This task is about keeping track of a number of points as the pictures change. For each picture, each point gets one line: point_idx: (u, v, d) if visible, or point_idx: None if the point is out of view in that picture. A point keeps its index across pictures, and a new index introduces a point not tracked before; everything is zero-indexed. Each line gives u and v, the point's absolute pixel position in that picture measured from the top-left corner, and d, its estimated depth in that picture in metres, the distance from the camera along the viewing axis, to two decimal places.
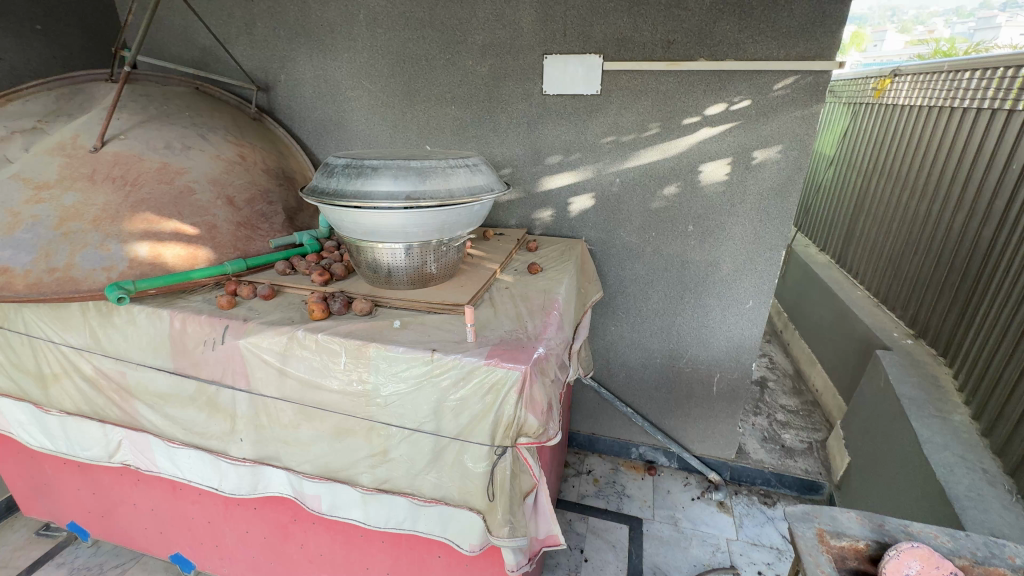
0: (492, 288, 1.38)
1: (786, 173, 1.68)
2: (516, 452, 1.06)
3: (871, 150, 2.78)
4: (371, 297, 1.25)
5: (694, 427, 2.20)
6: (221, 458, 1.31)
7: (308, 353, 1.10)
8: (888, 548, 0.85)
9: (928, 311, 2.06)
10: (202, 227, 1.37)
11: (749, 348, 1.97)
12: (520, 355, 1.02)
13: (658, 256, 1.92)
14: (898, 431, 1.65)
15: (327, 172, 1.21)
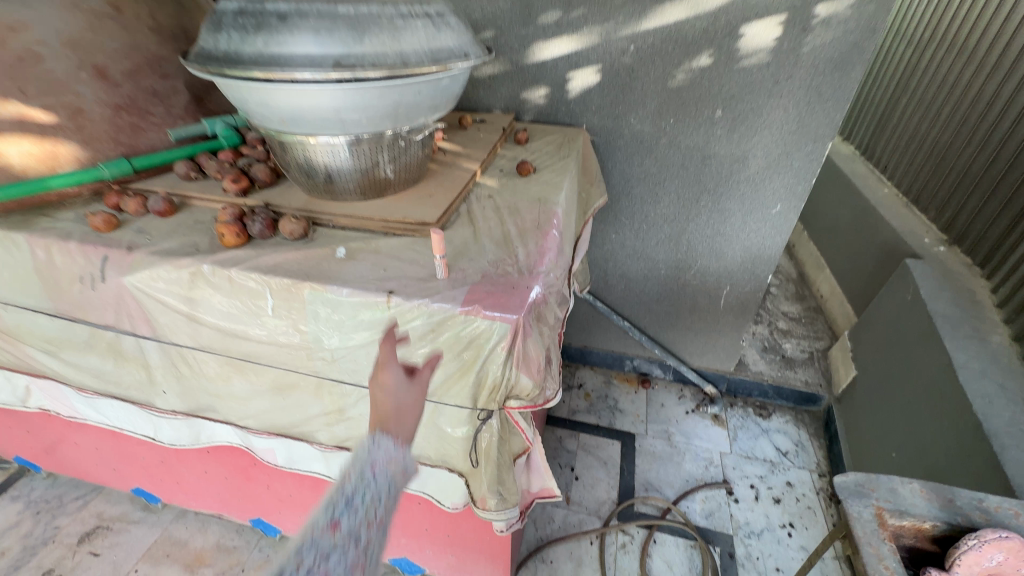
0: (470, 197, 1.06)
1: (854, 38, 1.28)
2: (505, 414, 0.84)
3: (924, 13, 2.28)
4: (307, 214, 0.93)
5: (694, 340, 2.04)
6: (148, 410, 1.09)
7: (223, 294, 0.82)
8: (968, 538, 0.70)
9: (969, 214, 1.80)
10: (62, 111, 0.98)
11: (769, 259, 1.73)
12: (510, 299, 0.75)
13: (674, 150, 1.57)
14: (927, 352, 1.49)
15: (215, 26, 0.81)
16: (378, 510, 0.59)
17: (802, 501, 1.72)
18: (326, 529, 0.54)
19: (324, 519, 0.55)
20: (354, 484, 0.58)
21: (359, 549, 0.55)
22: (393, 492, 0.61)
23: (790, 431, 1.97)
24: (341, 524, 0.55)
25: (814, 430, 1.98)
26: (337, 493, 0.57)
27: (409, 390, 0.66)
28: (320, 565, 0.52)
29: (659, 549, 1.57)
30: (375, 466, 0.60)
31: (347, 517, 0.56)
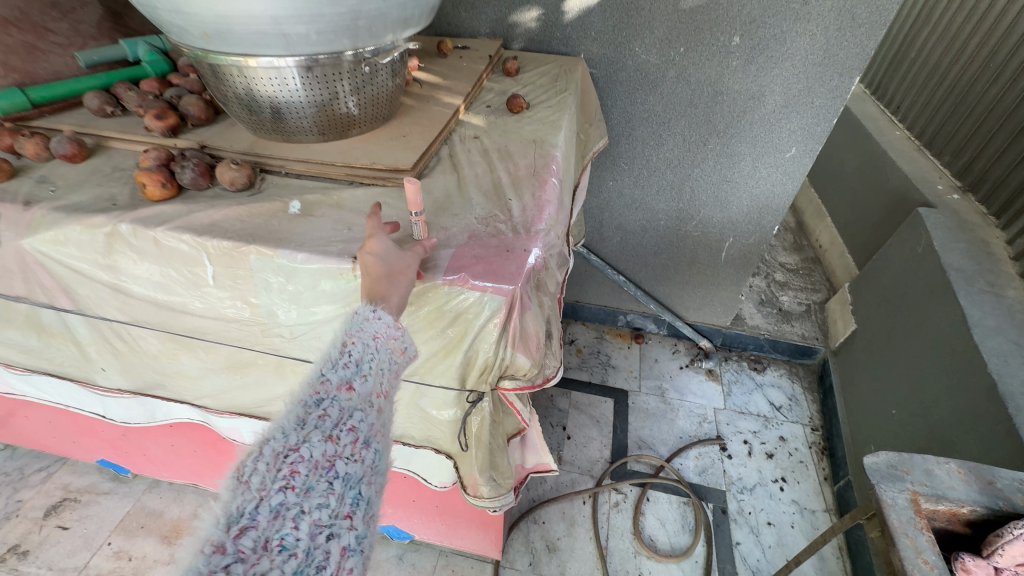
0: (452, 138, 0.89)
1: None
2: (499, 394, 0.73)
3: None
4: (253, 159, 0.77)
5: (691, 295, 1.95)
6: (90, 387, 0.95)
7: (149, 260, 0.67)
8: (1013, 527, 0.64)
9: (988, 159, 1.68)
10: None
11: (777, 208, 1.61)
12: (504, 265, 0.61)
13: (682, 84, 1.39)
14: (937, 308, 1.42)
15: None
16: (387, 381, 0.53)
17: (794, 455, 1.71)
18: (339, 391, 0.48)
19: (334, 381, 0.48)
20: (360, 349, 0.51)
21: (378, 413, 0.50)
22: (400, 363, 0.55)
23: (784, 385, 1.94)
24: (355, 386, 0.49)
25: (808, 384, 1.95)
26: (340, 358, 0.50)
27: (403, 260, 0.58)
28: (342, 424, 0.46)
29: (651, 507, 1.55)
30: (380, 335, 0.52)
31: (360, 381, 0.50)
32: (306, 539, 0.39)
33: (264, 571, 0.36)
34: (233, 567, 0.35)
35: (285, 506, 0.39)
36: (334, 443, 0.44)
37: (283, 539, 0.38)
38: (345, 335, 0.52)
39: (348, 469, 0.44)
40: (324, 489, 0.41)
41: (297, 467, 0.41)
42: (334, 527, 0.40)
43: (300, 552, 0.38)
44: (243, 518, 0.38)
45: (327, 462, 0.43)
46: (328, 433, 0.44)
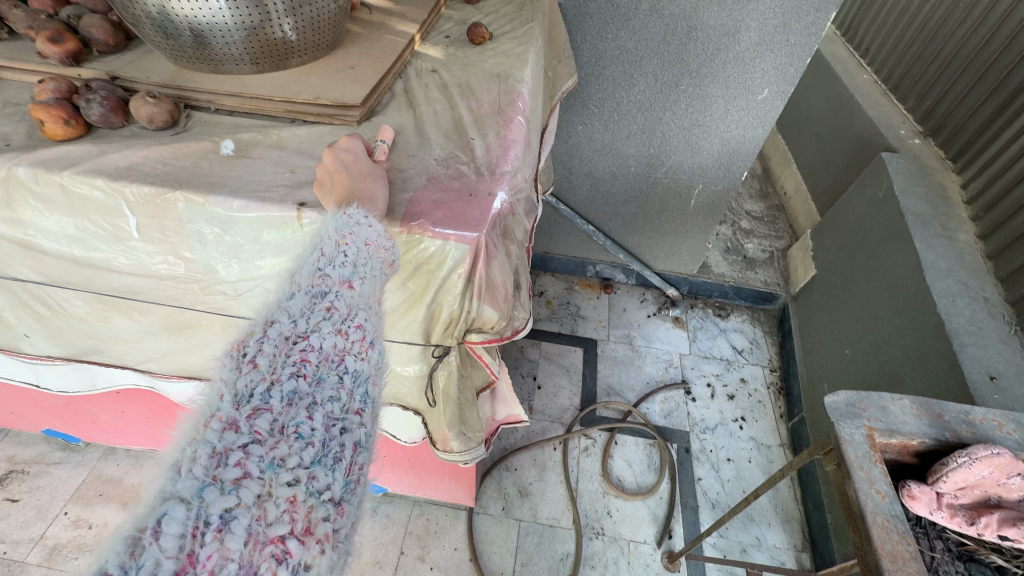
0: (407, 71, 0.81)
1: None
2: (466, 349, 0.70)
3: None
4: (174, 93, 0.67)
5: (660, 243, 1.95)
6: (16, 356, 0.87)
7: (57, 210, 0.58)
8: (958, 455, 0.67)
9: (949, 102, 1.69)
10: None
11: (747, 154, 1.59)
12: (466, 211, 0.56)
13: (655, 17, 1.31)
14: (894, 252, 1.46)
15: None
16: (380, 286, 0.51)
17: (753, 395, 1.79)
18: (339, 288, 0.45)
19: (335, 278, 0.45)
20: (355, 250, 0.48)
21: (376, 316, 0.48)
22: (386, 275, 0.52)
23: (746, 330, 2.00)
24: (355, 286, 0.46)
25: (768, 328, 2.02)
26: (337, 256, 0.47)
27: (377, 165, 0.58)
28: (348, 321, 0.44)
29: (619, 450, 1.61)
30: (371, 242, 0.50)
31: (359, 282, 0.47)
32: (322, 429, 0.37)
33: (283, 454, 0.35)
34: (251, 449, 0.33)
35: (298, 394, 0.38)
36: (343, 339, 0.42)
37: (300, 426, 0.36)
38: (338, 235, 0.48)
39: (356, 367, 0.42)
40: (333, 383, 0.40)
41: (306, 357, 0.40)
42: (346, 421, 0.40)
43: (317, 442, 0.36)
44: (254, 399, 0.36)
45: (336, 357, 0.41)
46: (336, 328, 0.42)
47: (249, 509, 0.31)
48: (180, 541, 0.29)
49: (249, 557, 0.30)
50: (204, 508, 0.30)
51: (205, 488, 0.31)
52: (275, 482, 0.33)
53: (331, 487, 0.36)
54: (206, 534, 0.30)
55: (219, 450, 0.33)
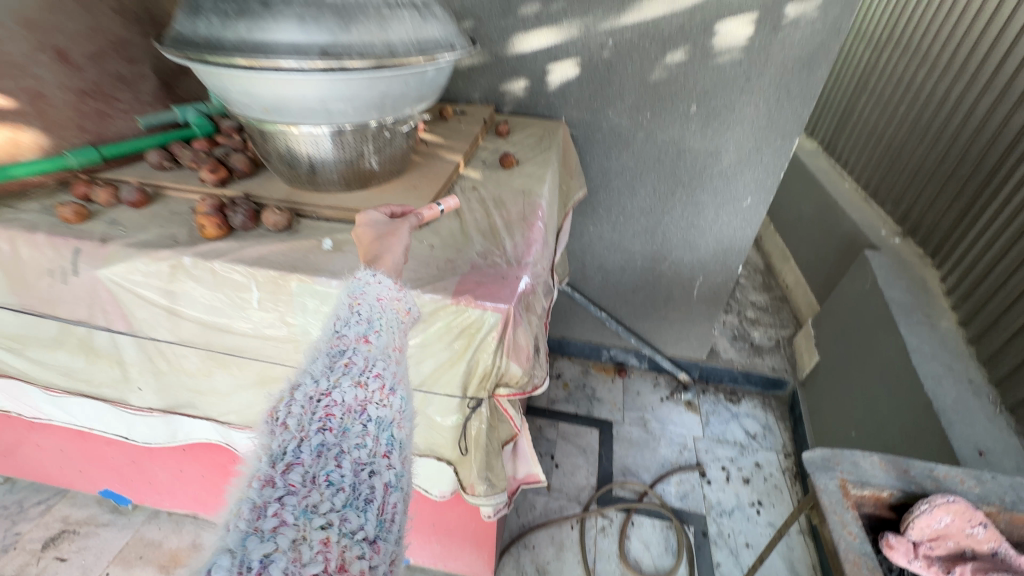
0: (454, 189, 1.06)
1: (821, 37, 1.33)
2: (494, 402, 0.86)
3: (885, 14, 2.38)
4: (289, 206, 0.92)
5: (669, 330, 2.11)
6: (122, 408, 1.05)
7: (204, 287, 0.80)
8: (920, 503, 0.77)
9: (922, 207, 1.92)
10: (23, 96, 0.91)
11: (740, 250, 1.80)
12: (500, 289, 0.76)
13: (650, 144, 1.61)
14: (883, 338, 1.59)
15: (193, 11, 0.79)
16: (398, 335, 0.66)
17: (769, 480, 1.81)
18: (356, 345, 0.59)
19: (351, 336, 0.60)
20: (368, 310, 0.63)
21: (396, 363, 0.61)
22: (404, 324, 0.67)
23: (758, 415, 2.07)
24: (372, 339, 0.60)
25: (780, 414, 2.08)
26: (351, 318, 0.62)
27: (392, 228, 0.78)
28: (366, 372, 0.56)
29: (636, 531, 1.63)
30: (382, 297, 0.66)
31: (375, 336, 0.61)
32: (349, 475, 0.48)
33: (315, 500, 0.45)
34: (286, 497, 0.44)
35: (325, 446, 0.49)
36: (363, 390, 0.54)
37: (329, 474, 0.47)
38: (352, 299, 0.64)
39: (379, 413, 0.54)
40: (358, 431, 0.51)
41: (332, 411, 0.51)
42: (374, 464, 0.51)
43: (346, 486, 0.47)
44: (288, 456, 0.47)
45: (359, 406, 0.53)
46: (356, 380, 0.55)
47: (287, 552, 0.41)
48: None
49: None
50: (248, 554, 0.40)
51: (248, 537, 0.41)
52: (309, 526, 0.43)
53: (363, 528, 0.46)
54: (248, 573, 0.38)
55: (259, 503, 0.44)
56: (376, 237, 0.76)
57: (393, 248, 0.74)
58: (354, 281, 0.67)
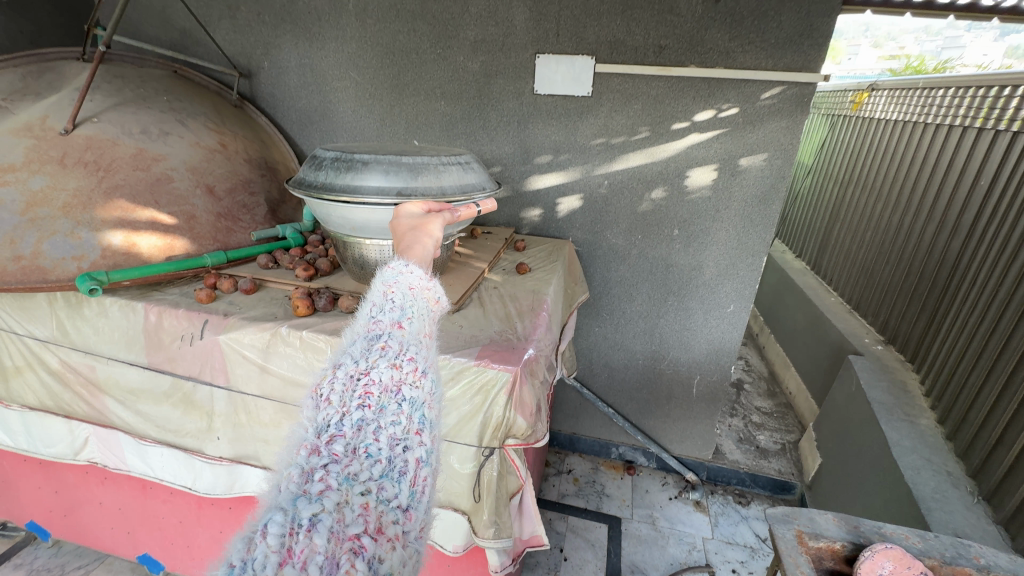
0: (480, 287, 1.36)
1: (770, 181, 1.71)
2: (504, 453, 1.06)
3: (849, 161, 2.86)
4: (357, 294, 1.23)
5: (673, 428, 2.24)
6: (196, 457, 1.28)
7: (292, 350, 1.07)
8: (863, 549, 0.89)
9: (897, 318, 2.15)
10: (179, 217, 1.33)
11: (730, 351, 2.02)
12: (511, 356, 1.01)
13: (643, 259, 1.94)
14: (870, 435, 1.72)
15: (315, 165, 1.19)
16: (428, 320, 0.72)
17: None
18: (391, 329, 0.65)
19: (386, 321, 0.65)
20: (400, 298, 0.68)
21: (426, 348, 0.68)
22: (433, 311, 0.74)
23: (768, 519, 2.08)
24: (404, 324, 0.66)
25: None
26: (386, 304, 0.67)
27: (424, 224, 0.84)
28: (401, 355, 0.63)
29: None
30: (413, 287, 0.70)
31: (407, 322, 0.67)
32: (386, 450, 0.56)
33: (356, 470, 0.53)
34: (331, 466, 0.52)
35: (364, 421, 0.57)
36: (398, 371, 0.61)
37: (368, 448, 0.55)
38: (387, 286, 0.69)
39: (412, 394, 0.61)
40: (393, 409, 0.59)
41: (370, 389, 0.58)
42: (407, 440, 0.59)
43: (383, 460, 0.55)
44: (332, 429, 0.55)
45: (394, 386, 0.60)
46: (392, 362, 0.61)
47: (331, 514, 0.49)
48: (280, 539, 0.45)
49: (334, 549, 0.47)
50: (298, 514, 0.47)
51: (297, 498, 0.49)
52: (351, 493, 0.51)
53: (397, 499, 0.54)
54: (299, 531, 0.46)
55: (307, 470, 0.52)
56: (411, 229, 0.82)
57: (424, 241, 0.80)
58: (386, 270, 0.71)
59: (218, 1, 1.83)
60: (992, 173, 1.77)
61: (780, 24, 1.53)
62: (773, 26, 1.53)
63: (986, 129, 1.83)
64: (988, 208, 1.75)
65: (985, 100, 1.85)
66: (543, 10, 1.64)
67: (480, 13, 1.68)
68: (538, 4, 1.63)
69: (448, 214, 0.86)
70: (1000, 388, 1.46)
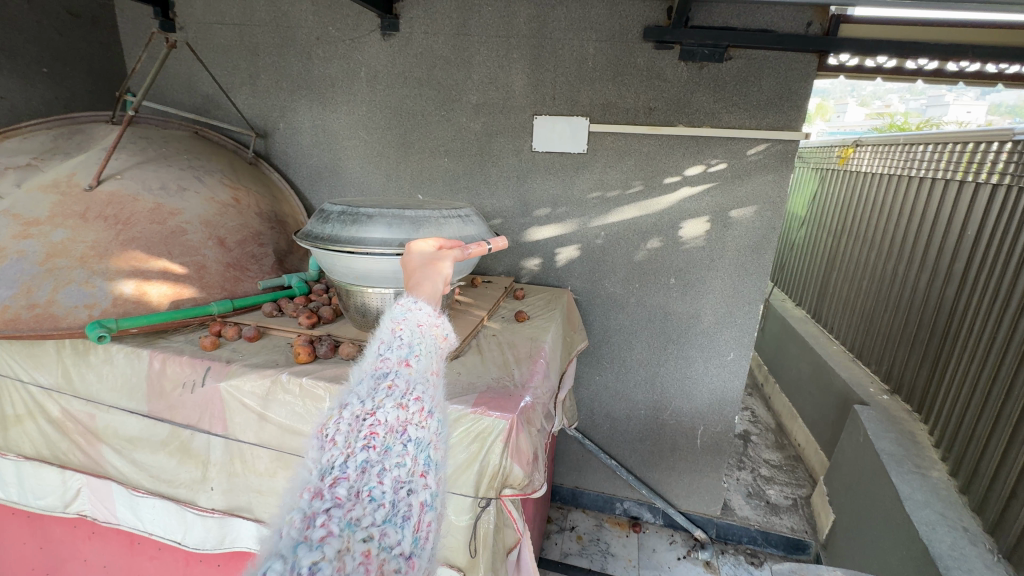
0: (479, 334, 1.38)
1: (761, 231, 1.77)
2: (500, 504, 1.04)
3: (839, 213, 2.95)
4: (358, 341, 1.25)
5: (679, 481, 2.17)
6: (188, 509, 1.25)
7: (291, 398, 1.08)
8: None
9: (901, 366, 2.14)
10: (190, 266, 1.38)
11: (732, 401, 2.00)
12: (507, 403, 1.02)
13: (641, 308, 1.96)
14: (881, 488, 1.66)
15: (322, 219, 1.25)
16: (435, 357, 0.73)
17: None
18: (398, 368, 0.67)
19: (393, 360, 0.67)
20: (409, 335, 0.71)
21: (432, 386, 0.69)
22: (441, 348, 0.75)
23: None
24: (412, 363, 0.68)
25: None
26: (394, 342, 0.70)
27: (434, 261, 0.84)
28: (407, 395, 0.64)
29: None
30: (421, 324, 0.73)
31: (415, 360, 0.69)
32: (390, 493, 0.57)
33: (358, 514, 0.54)
34: (333, 510, 0.53)
35: (369, 463, 0.58)
36: (404, 411, 0.63)
37: (371, 491, 0.56)
38: (395, 322, 0.72)
39: (418, 434, 0.63)
40: (399, 450, 0.60)
41: (375, 430, 0.60)
42: (412, 483, 0.60)
43: (387, 504, 0.56)
44: (336, 471, 0.57)
45: (399, 427, 0.62)
46: (398, 402, 0.63)
47: (332, 562, 0.49)
48: None
49: None
50: (297, 561, 0.48)
51: (298, 546, 0.49)
52: (352, 539, 0.52)
53: (401, 546, 0.55)
54: None
55: (309, 515, 0.52)
56: (422, 264, 0.83)
57: (434, 278, 0.82)
58: (396, 307, 0.74)
59: (241, 69, 1.99)
60: (977, 223, 1.83)
61: (761, 87, 1.64)
62: (754, 90, 1.64)
63: (967, 182, 1.91)
64: (976, 257, 1.79)
65: (963, 155, 1.94)
66: (540, 76, 1.76)
67: (481, 80, 1.81)
68: (535, 72, 1.76)
69: (460, 248, 0.86)
70: (1007, 438, 1.44)
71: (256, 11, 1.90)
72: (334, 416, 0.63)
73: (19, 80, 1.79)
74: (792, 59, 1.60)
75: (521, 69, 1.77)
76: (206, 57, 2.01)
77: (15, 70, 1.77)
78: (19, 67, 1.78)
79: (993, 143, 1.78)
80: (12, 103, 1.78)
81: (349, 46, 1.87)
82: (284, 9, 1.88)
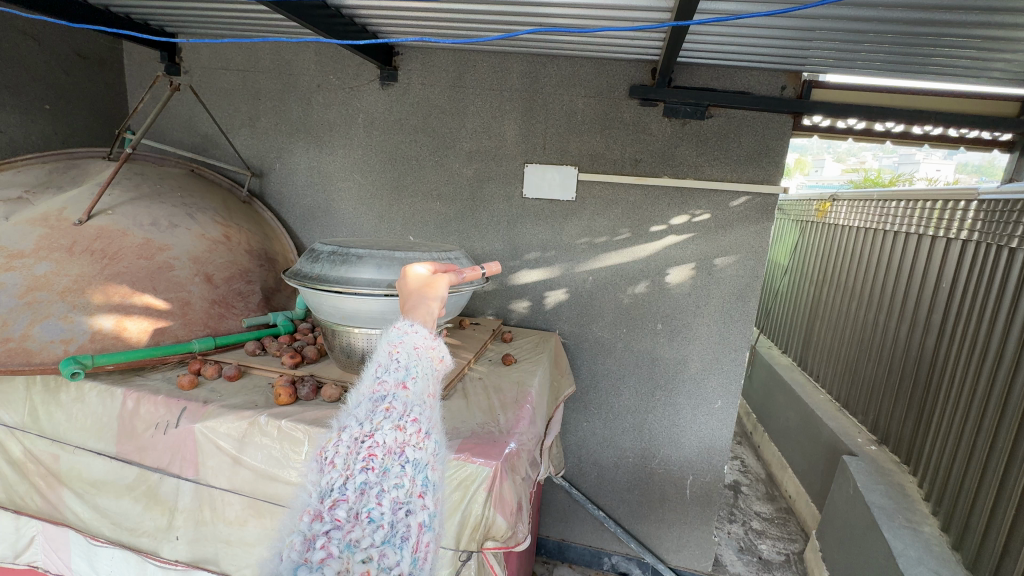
0: (465, 377, 1.37)
1: (745, 279, 1.82)
2: (482, 558, 0.99)
3: (821, 263, 3.04)
4: (340, 382, 1.23)
5: (668, 535, 2.09)
6: (150, 559, 1.18)
7: (268, 441, 1.04)
8: None
9: (886, 415, 2.15)
10: (174, 302, 1.36)
11: (722, 450, 1.98)
12: (492, 450, 0.99)
13: (629, 353, 1.96)
14: (873, 543, 1.63)
15: (312, 258, 1.25)
16: (430, 379, 0.70)
17: None
18: (396, 390, 0.64)
19: (390, 382, 0.65)
20: (406, 357, 0.67)
21: (429, 408, 0.66)
22: (437, 370, 0.72)
23: None
24: (408, 385, 0.66)
25: None
26: (391, 364, 0.67)
27: (430, 282, 0.78)
28: (405, 417, 0.62)
29: None
30: (418, 345, 0.69)
31: (411, 383, 0.66)
32: (390, 514, 0.56)
33: (357, 535, 0.54)
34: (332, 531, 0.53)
35: (367, 485, 0.57)
36: (402, 433, 0.61)
37: (371, 513, 0.55)
38: (392, 345, 0.68)
39: (416, 455, 0.60)
40: (397, 472, 0.58)
41: (373, 452, 0.58)
42: (410, 504, 0.58)
43: (386, 524, 0.55)
44: (336, 493, 0.56)
45: (398, 448, 0.59)
46: (396, 424, 0.61)
47: None
48: None
49: None
50: None
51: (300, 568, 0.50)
52: (352, 560, 0.52)
53: (400, 565, 0.54)
54: None
55: (309, 536, 0.53)
56: (418, 286, 0.79)
57: (430, 303, 0.77)
58: (392, 331, 0.71)
59: (241, 112, 2.04)
60: (951, 274, 1.89)
61: (740, 143, 1.73)
62: (734, 145, 1.73)
63: (939, 236, 1.99)
64: (952, 308, 1.85)
65: (934, 212, 2.04)
66: (531, 127, 1.84)
67: (475, 129, 1.88)
68: (527, 123, 1.84)
69: (457, 271, 0.81)
70: (996, 492, 1.43)
71: (260, 59, 1.99)
72: (333, 439, 0.62)
73: (19, 115, 1.82)
74: (768, 119, 1.69)
75: (513, 120, 1.85)
76: (208, 99, 2.07)
77: (17, 106, 1.81)
78: (21, 103, 1.82)
79: (961, 203, 1.88)
80: (10, 137, 1.80)
81: (348, 94, 1.94)
82: (288, 58, 1.96)
